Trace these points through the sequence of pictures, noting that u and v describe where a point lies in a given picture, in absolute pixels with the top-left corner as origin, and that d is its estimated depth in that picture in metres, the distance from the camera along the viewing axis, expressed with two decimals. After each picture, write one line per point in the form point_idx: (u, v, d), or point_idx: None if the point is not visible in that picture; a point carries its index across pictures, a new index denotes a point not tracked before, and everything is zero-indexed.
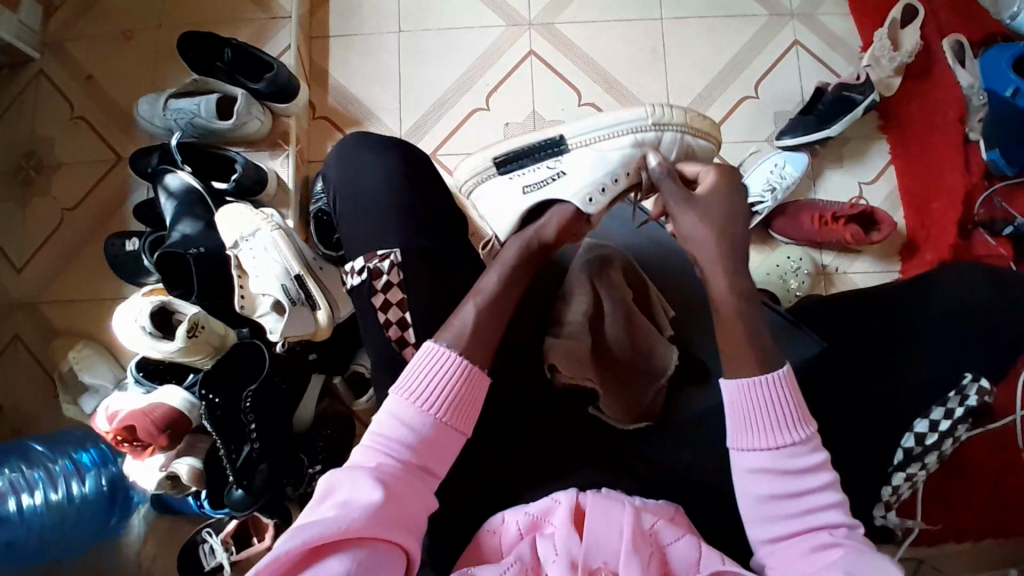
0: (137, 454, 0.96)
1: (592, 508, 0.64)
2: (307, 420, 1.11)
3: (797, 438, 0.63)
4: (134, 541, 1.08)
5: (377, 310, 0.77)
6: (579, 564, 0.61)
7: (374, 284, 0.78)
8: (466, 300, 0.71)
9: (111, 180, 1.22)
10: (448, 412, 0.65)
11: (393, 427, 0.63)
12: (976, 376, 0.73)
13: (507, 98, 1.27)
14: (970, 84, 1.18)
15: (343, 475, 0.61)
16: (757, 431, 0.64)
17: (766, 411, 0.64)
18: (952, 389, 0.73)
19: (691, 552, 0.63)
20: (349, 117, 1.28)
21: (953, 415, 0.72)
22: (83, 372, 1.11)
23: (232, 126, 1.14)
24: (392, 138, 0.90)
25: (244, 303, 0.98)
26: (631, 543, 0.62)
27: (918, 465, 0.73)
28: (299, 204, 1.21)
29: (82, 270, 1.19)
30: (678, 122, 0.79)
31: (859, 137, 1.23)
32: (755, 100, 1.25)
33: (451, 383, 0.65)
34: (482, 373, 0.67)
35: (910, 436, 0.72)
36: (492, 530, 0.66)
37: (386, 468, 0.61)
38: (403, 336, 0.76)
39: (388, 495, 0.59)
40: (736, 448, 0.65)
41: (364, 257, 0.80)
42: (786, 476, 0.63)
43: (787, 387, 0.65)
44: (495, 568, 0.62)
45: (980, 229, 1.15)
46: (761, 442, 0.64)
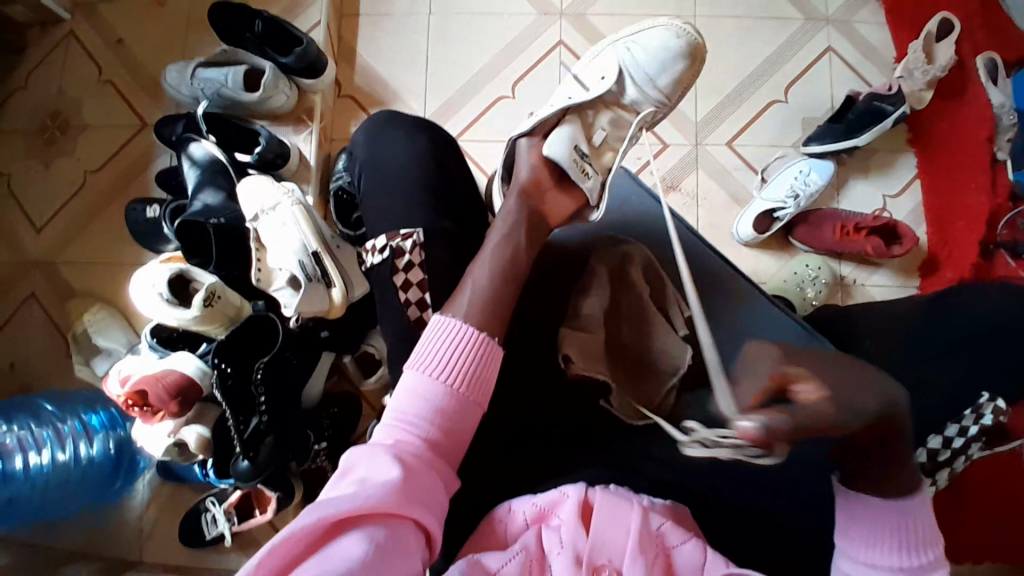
0: (147, 418, 0.96)
1: (601, 504, 0.64)
2: (316, 395, 1.11)
3: (924, 562, 0.61)
4: (137, 505, 1.10)
5: (398, 289, 0.77)
6: (584, 560, 0.62)
7: (396, 263, 0.78)
8: (479, 270, 0.73)
9: (135, 145, 1.22)
10: (464, 382, 0.65)
11: (412, 401, 0.64)
12: (992, 396, 0.73)
13: (533, 89, 1.27)
14: (1000, 103, 1.16)
15: (362, 454, 0.61)
16: (871, 543, 0.62)
17: (889, 529, 0.62)
18: (968, 408, 0.73)
19: (697, 556, 0.63)
20: (373, 97, 1.28)
21: (967, 433, 0.73)
22: (98, 335, 1.12)
23: (257, 99, 1.14)
24: (419, 120, 0.90)
25: (260, 276, 0.98)
26: (638, 541, 0.62)
27: (931, 478, 0.75)
28: (319, 179, 1.21)
29: (101, 234, 1.20)
30: (608, 46, 0.94)
31: (884, 149, 1.21)
32: (782, 104, 1.24)
33: (468, 355, 0.66)
34: (497, 346, 0.68)
35: (922, 451, 0.73)
36: (499, 518, 0.67)
37: (405, 445, 0.62)
38: (423, 318, 0.76)
39: (406, 470, 0.59)
40: (846, 552, 0.64)
41: (388, 235, 0.80)
42: None
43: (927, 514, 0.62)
44: (500, 556, 0.63)
45: (1001, 249, 1.13)
46: (885, 560, 0.62)
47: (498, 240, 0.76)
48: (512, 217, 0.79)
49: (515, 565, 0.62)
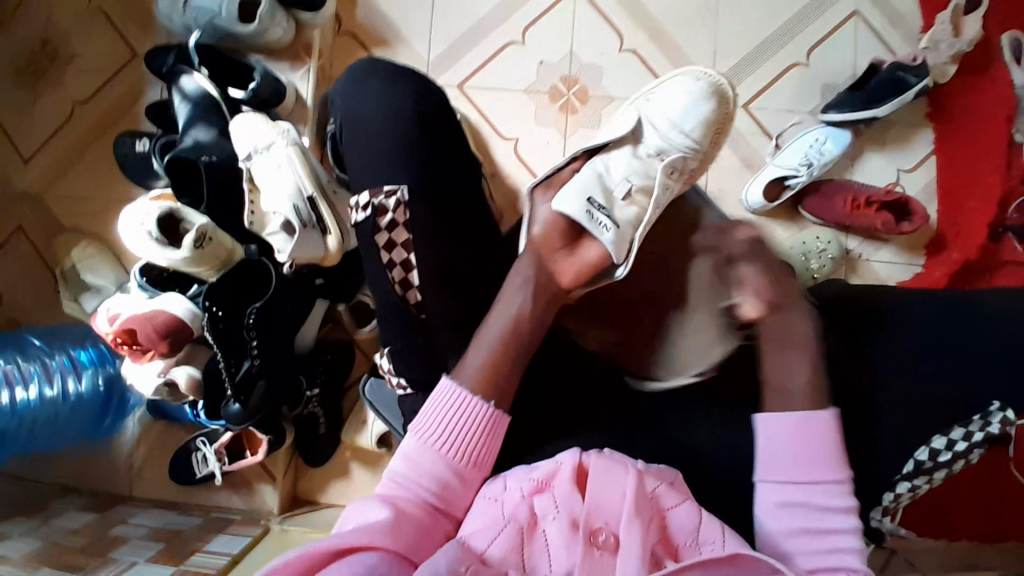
0: (135, 357, 0.95)
1: (596, 468, 0.65)
2: (308, 343, 1.09)
3: (830, 478, 0.67)
4: (127, 442, 1.10)
5: (379, 249, 0.76)
6: (581, 523, 0.63)
7: (378, 222, 0.76)
8: (494, 319, 0.72)
9: (127, 76, 1.17)
10: (460, 452, 0.68)
11: (410, 466, 0.68)
12: (1003, 406, 0.69)
13: (544, 38, 1.21)
14: (1023, 83, 1.12)
15: (363, 504, 0.67)
16: (785, 466, 0.68)
17: (800, 446, 0.67)
18: (977, 414, 0.70)
19: (691, 517, 0.64)
20: (376, 36, 1.21)
21: (971, 439, 0.69)
22: (86, 273, 1.09)
23: (253, 31, 1.08)
24: (399, 70, 0.84)
25: (254, 219, 0.95)
26: (633, 504, 0.63)
27: (924, 479, 0.71)
28: (316, 121, 1.16)
29: (92, 168, 1.15)
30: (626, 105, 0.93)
31: (904, 123, 1.16)
32: (803, 68, 1.18)
33: (470, 429, 0.68)
34: (499, 419, 0.69)
35: (924, 449, 0.70)
36: (490, 496, 0.67)
37: (400, 500, 0.66)
38: (406, 279, 0.76)
39: (403, 520, 0.64)
40: (762, 479, 0.69)
41: (370, 191, 0.77)
42: (815, 511, 0.67)
43: (830, 428, 0.67)
44: (488, 535, 0.63)
45: (1010, 234, 1.12)
46: (784, 475, 0.68)
47: (513, 307, 0.72)
48: (525, 276, 0.74)
49: (503, 539, 0.62)
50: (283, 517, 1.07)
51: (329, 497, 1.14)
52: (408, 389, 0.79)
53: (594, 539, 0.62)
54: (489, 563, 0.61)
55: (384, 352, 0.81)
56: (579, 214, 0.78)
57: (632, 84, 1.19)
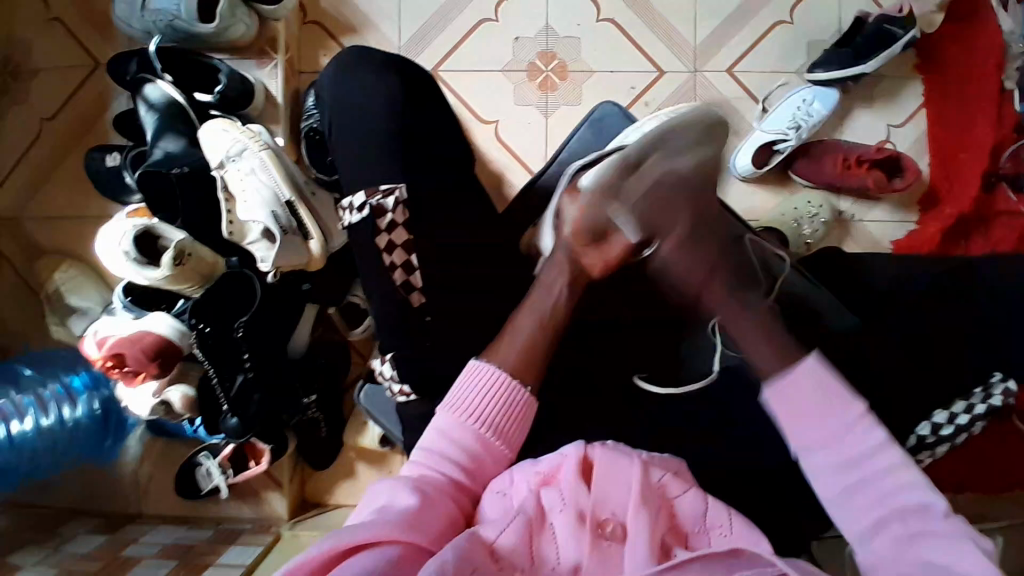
0: (128, 379, 0.93)
1: (601, 461, 0.64)
2: (300, 348, 1.07)
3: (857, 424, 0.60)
4: (131, 460, 1.10)
5: (381, 251, 0.72)
6: (587, 515, 0.61)
7: (377, 223, 0.72)
8: (523, 322, 0.74)
9: (89, 86, 1.12)
10: (491, 427, 0.68)
11: (442, 442, 0.68)
12: (1005, 376, 0.74)
13: (518, 13, 1.16)
14: (1011, 30, 1.09)
15: (385, 483, 0.65)
16: (816, 430, 0.61)
17: (816, 400, 0.61)
18: (978, 386, 0.74)
19: (699, 503, 0.63)
20: (343, 23, 1.16)
21: (974, 411, 0.72)
22: (71, 295, 1.07)
23: (214, 31, 1.02)
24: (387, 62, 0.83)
25: (233, 231, 0.92)
26: (640, 494, 0.61)
27: (928, 453, 0.74)
28: (289, 119, 1.12)
29: (65, 186, 1.12)
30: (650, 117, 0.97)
31: (891, 76, 1.14)
32: (788, 26, 1.14)
33: (503, 403, 0.69)
34: (528, 398, 0.70)
35: (925, 425, 0.72)
36: (500, 488, 0.66)
37: (430, 478, 0.66)
38: (409, 280, 0.72)
39: (424, 501, 0.62)
40: (798, 447, 0.62)
41: (366, 191, 0.73)
42: (854, 470, 0.59)
43: (824, 371, 0.61)
44: (498, 525, 0.61)
45: (1003, 183, 1.09)
46: (818, 437, 0.61)
47: (546, 304, 0.75)
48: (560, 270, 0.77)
49: (513, 530, 0.60)
50: (293, 522, 1.09)
51: (337, 498, 1.15)
52: (412, 396, 0.75)
53: (601, 530, 0.60)
54: (498, 558, 0.58)
55: (384, 359, 0.77)
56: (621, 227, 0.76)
57: (614, 55, 1.15)
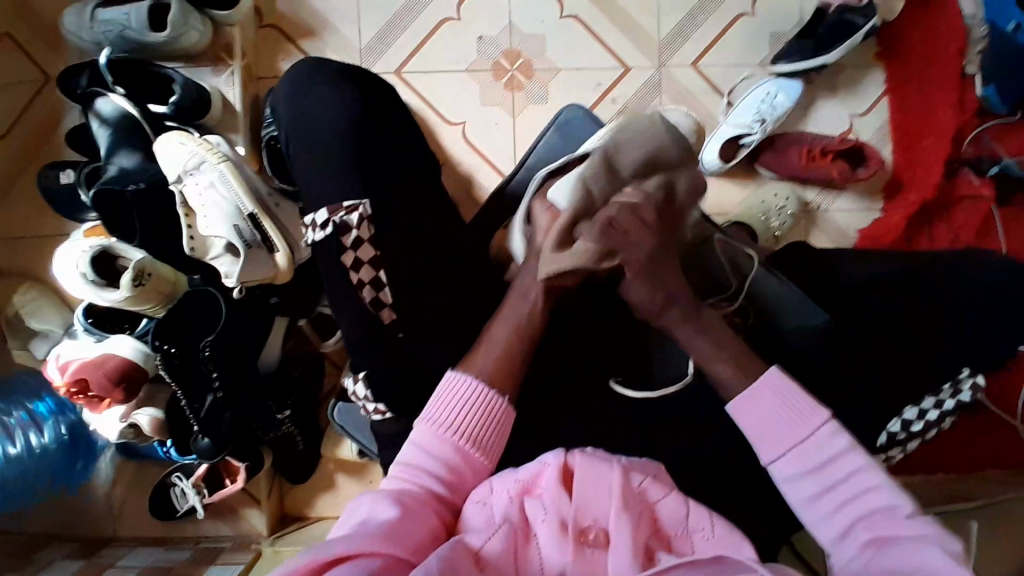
0: (93, 406, 0.91)
1: (581, 467, 0.63)
2: (273, 361, 1.05)
3: (818, 423, 0.64)
4: (103, 483, 1.08)
5: (348, 269, 0.73)
6: (570, 523, 0.60)
7: (343, 239, 0.73)
8: (499, 330, 0.73)
9: (39, 101, 1.08)
10: (469, 438, 0.68)
11: (420, 455, 0.67)
12: (971, 373, 0.76)
13: (480, 11, 1.14)
14: (971, 14, 1.10)
15: (367, 497, 0.64)
16: (784, 441, 0.64)
17: (779, 415, 0.65)
18: (948, 381, 0.76)
19: (679, 507, 0.63)
20: (301, 26, 1.14)
21: (942, 406, 0.74)
22: (31, 320, 1.03)
23: (166, 39, 0.99)
24: (345, 75, 0.82)
25: (194, 245, 0.90)
26: (621, 500, 0.61)
27: (897, 449, 0.74)
28: (249, 127, 1.09)
29: (19, 205, 1.08)
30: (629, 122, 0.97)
31: (855, 65, 1.14)
32: (751, 18, 1.14)
33: (483, 414, 0.69)
34: (507, 408, 0.71)
35: (896, 421, 0.73)
36: (481, 498, 0.65)
37: (410, 492, 0.65)
38: (378, 297, 0.73)
39: (406, 513, 0.61)
40: (768, 460, 0.65)
41: (328, 209, 0.74)
42: (817, 472, 0.63)
43: (784, 381, 0.67)
44: (483, 533, 0.60)
45: (966, 167, 1.11)
46: (779, 450, 0.64)
47: (523, 310, 0.73)
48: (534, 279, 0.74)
49: (499, 537, 0.60)
50: (274, 538, 1.07)
51: (318, 510, 1.14)
52: (387, 415, 0.74)
53: (584, 538, 0.60)
54: (484, 564, 0.58)
55: (356, 378, 0.75)
56: (571, 208, 0.75)
57: (578, 51, 1.14)
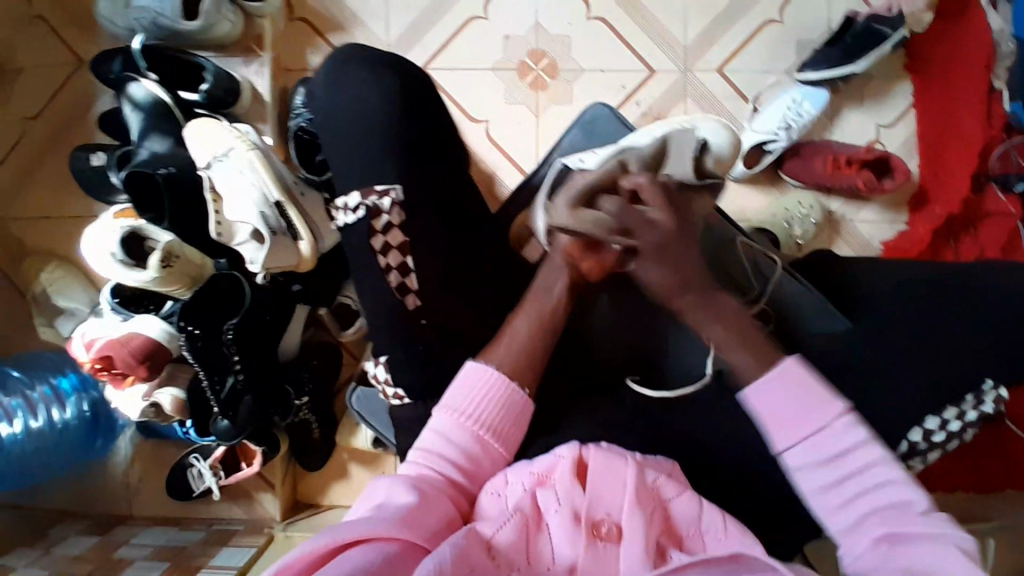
0: (116, 382, 0.93)
1: (595, 461, 0.64)
2: (292, 348, 1.07)
3: (832, 412, 0.64)
4: (120, 462, 1.10)
5: (376, 253, 0.73)
6: (582, 516, 0.61)
7: (373, 223, 0.72)
8: (522, 326, 0.74)
9: (75, 85, 1.10)
10: (488, 426, 0.69)
11: (440, 442, 0.68)
12: (996, 384, 0.74)
13: (507, 10, 1.15)
14: (999, 29, 1.09)
15: (383, 482, 0.65)
16: (794, 424, 0.65)
17: (797, 399, 0.65)
18: (971, 393, 0.74)
19: (692, 507, 0.63)
20: (330, 20, 1.15)
21: (964, 417, 0.73)
22: (57, 296, 1.05)
23: (199, 28, 1.01)
24: (389, 54, 0.79)
25: (221, 231, 0.91)
26: (634, 494, 0.61)
27: (918, 458, 0.74)
28: (277, 118, 1.11)
29: (51, 186, 1.10)
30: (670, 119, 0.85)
31: (882, 76, 1.14)
32: (777, 26, 1.14)
33: (502, 404, 0.70)
34: (528, 401, 0.71)
35: (918, 431, 0.72)
36: (495, 490, 0.66)
37: (429, 479, 0.66)
38: (404, 283, 0.72)
39: (422, 500, 0.62)
40: (783, 446, 0.65)
41: (360, 191, 0.73)
42: (830, 461, 0.63)
43: (800, 371, 0.66)
44: (495, 522, 0.61)
45: (992, 183, 1.10)
46: (797, 433, 0.65)
47: (545, 304, 0.75)
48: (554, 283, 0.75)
49: (510, 528, 0.61)
50: (286, 523, 1.08)
51: (330, 498, 1.15)
52: (406, 399, 0.75)
53: (597, 531, 0.60)
54: (495, 554, 0.59)
55: (377, 361, 0.76)
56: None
57: (604, 54, 1.15)
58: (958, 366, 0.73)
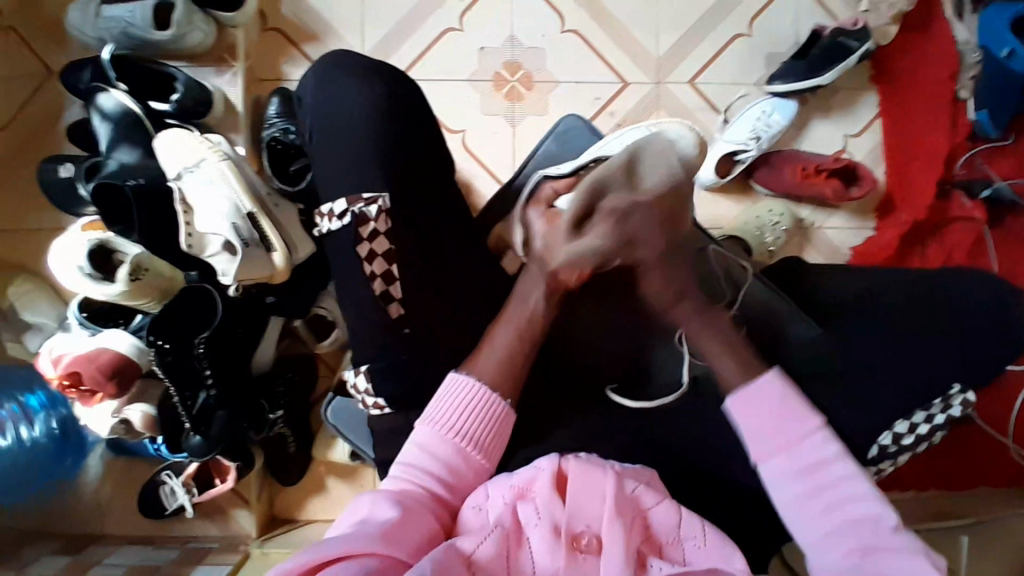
0: (86, 400, 0.91)
1: (575, 473, 0.64)
2: (266, 361, 1.06)
3: (810, 427, 0.66)
4: (92, 480, 1.07)
5: (361, 261, 0.71)
6: (562, 529, 0.61)
7: (360, 231, 0.71)
8: (500, 335, 0.74)
9: (42, 95, 1.08)
10: (468, 439, 0.69)
11: (419, 454, 0.68)
12: (964, 389, 0.73)
13: (483, 21, 1.15)
14: (965, 39, 1.12)
15: (367, 496, 0.65)
16: (771, 438, 0.67)
17: (770, 417, 0.68)
18: (938, 397, 0.73)
19: (671, 515, 0.63)
20: (305, 30, 1.14)
21: (933, 421, 0.72)
22: (24, 311, 1.03)
23: (170, 38, 1.00)
24: (378, 63, 0.78)
25: (191, 243, 0.89)
26: (615, 506, 0.61)
27: (888, 462, 0.74)
28: (250, 128, 1.10)
29: (17, 198, 1.08)
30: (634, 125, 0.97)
31: (851, 86, 1.16)
32: (749, 37, 1.16)
33: (481, 418, 0.70)
34: (510, 413, 0.71)
35: (887, 434, 0.72)
36: (475, 503, 0.65)
37: (410, 492, 0.66)
38: (388, 292, 0.71)
39: (404, 514, 0.62)
40: (760, 460, 0.67)
41: (348, 199, 0.72)
42: (803, 472, 0.65)
43: (783, 384, 0.69)
44: (476, 537, 0.60)
45: (957, 189, 1.12)
46: (774, 446, 0.67)
47: (523, 313, 0.75)
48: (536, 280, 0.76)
49: (490, 542, 0.60)
50: (262, 539, 1.06)
51: (307, 514, 1.13)
52: (387, 409, 0.74)
53: (576, 544, 0.61)
54: (475, 570, 0.58)
55: (356, 371, 0.74)
56: (562, 205, 0.82)
57: (579, 64, 1.16)
58: (928, 371, 0.74)
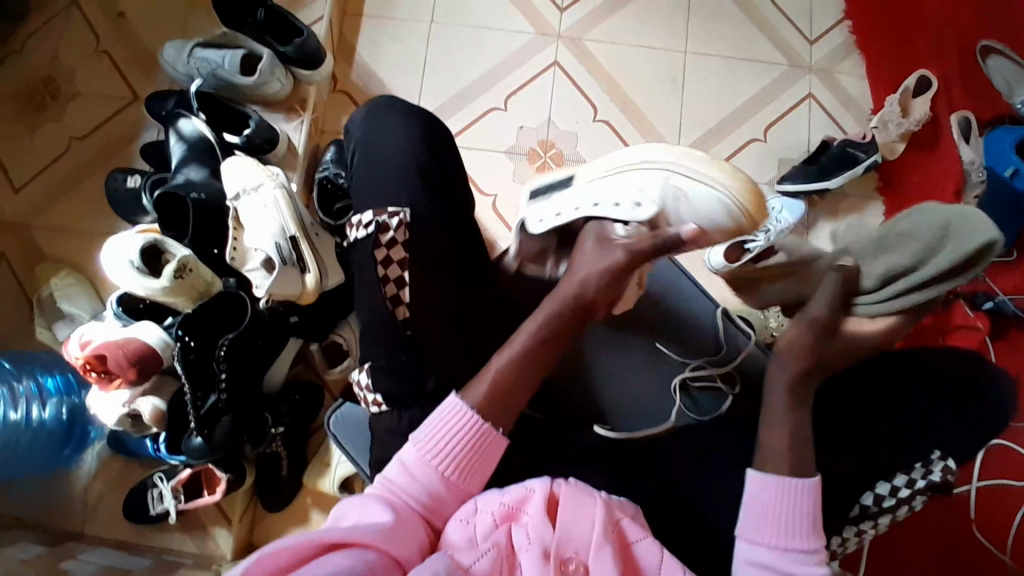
0: (103, 385, 0.95)
1: (566, 498, 0.64)
2: (278, 381, 1.11)
3: (810, 545, 0.67)
4: (83, 477, 1.08)
5: (377, 262, 0.79)
6: (552, 554, 0.61)
7: (381, 237, 0.79)
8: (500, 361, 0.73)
9: (126, 116, 1.23)
10: (457, 463, 0.69)
11: (402, 472, 0.68)
12: (944, 454, 0.76)
13: (524, 104, 1.30)
14: (970, 160, 1.17)
15: (357, 503, 0.65)
16: (772, 533, 0.68)
17: (783, 513, 0.68)
18: (919, 461, 0.76)
19: (655, 553, 0.64)
20: (367, 95, 1.30)
21: (915, 485, 0.74)
22: (62, 301, 1.11)
23: (253, 83, 1.15)
24: (420, 106, 0.89)
25: (234, 256, 0.98)
26: (603, 532, 0.62)
27: (870, 523, 0.76)
28: (305, 168, 1.22)
29: (81, 199, 1.19)
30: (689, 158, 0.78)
31: (856, 196, 1.26)
32: (761, 143, 1.28)
33: (465, 445, 0.69)
34: (499, 436, 0.71)
35: (869, 495, 0.75)
36: (464, 516, 0.65)
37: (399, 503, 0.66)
38: (398, 294, 0.78)
39: (397, 519, 0.63)
40: (746, 538, 0.69)
41: (374, 211, 0.80)
42: (786, 575, 0.66)
43: (813, 497, 0.69)
44: (471, 553, 0.61)
45: (960, 300, 1.16)
46: (767, 539, 0.68)
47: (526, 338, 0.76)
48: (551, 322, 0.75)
49: (485, 562, 0.61)
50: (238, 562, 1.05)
51: None
52: (383, 407, 0.78)
53: (564, 568, 0.61)
54: None
55: (362, 367, 0.80)
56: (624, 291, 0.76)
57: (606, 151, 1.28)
58: (906, 435, 0.77)
